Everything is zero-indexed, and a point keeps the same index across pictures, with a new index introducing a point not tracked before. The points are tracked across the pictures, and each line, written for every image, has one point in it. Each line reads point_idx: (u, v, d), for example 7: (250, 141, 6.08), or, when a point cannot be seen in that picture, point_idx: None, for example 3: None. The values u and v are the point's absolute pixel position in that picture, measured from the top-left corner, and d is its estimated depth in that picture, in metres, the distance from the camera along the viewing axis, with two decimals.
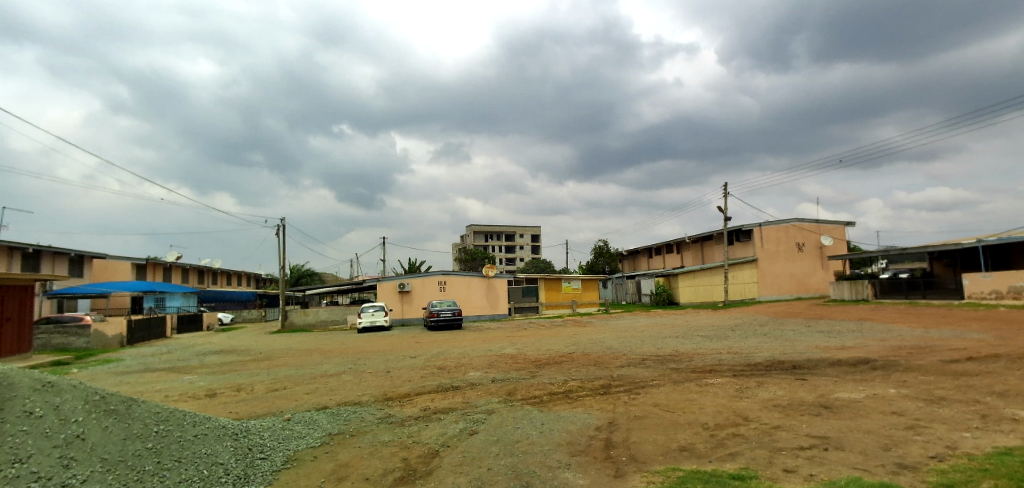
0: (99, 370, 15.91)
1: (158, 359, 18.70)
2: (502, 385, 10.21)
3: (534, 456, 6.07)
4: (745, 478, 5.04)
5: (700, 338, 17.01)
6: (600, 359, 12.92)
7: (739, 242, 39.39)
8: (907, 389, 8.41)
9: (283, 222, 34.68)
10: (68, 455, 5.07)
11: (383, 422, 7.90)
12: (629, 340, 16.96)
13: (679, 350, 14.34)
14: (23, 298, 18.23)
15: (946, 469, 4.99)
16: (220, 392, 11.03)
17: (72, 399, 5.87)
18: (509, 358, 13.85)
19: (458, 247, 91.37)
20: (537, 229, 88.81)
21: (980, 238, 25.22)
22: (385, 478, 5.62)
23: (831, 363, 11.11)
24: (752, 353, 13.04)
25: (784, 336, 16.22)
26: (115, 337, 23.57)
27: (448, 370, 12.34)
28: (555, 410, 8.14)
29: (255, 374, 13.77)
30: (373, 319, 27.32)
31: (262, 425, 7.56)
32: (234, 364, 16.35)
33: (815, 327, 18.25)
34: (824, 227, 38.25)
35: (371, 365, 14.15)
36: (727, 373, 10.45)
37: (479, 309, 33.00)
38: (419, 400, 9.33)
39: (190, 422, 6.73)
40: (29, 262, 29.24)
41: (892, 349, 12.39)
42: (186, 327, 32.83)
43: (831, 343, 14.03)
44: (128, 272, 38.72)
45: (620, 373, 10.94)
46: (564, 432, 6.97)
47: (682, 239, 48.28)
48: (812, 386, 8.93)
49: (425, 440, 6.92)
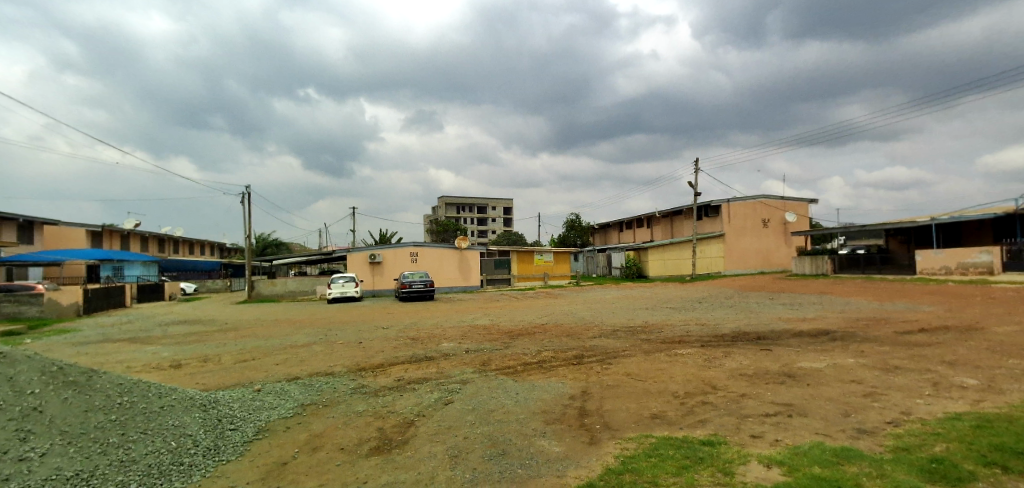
0: (55, 340, 15.36)
1: (119, 329, 18.18)
2: (476, 356, 10.26)
3: (510, 424, 6.14)
4: (714, 444, 5.21)
5: (669, 310, 17.49)
6: (572, 330, 13.14)
7: (707, 217, 40.25)
8: (865, 358, 8.79)
9: (247, 189, 33.59)
10: (25, 428, 4.84)
11: (357, 392, 7.85)
12: (602, 312, 17.27)
13: (649, 321, 14.68)
14: None
15: (901, 433, 5.26)
16: (187, 363, 10.80)
17: (26, 370, 5.58)
18: (483, 329, 13.91)
19: (429, 219, 90.41)
20: (510, 201, 88.30)
21: (933, 217, 26.24)
22: (360, 448, 5.61)
23: (793, 334, 11.54)
24: (719, 325, 13.36)
25: (748, 308, 16.76)
26: (71, 306, 22.57)
27: (421, 340, 12.31)
28: (529, 380, 8.22)
29: (222, 345, 13.49)
30: (343, 290, 26.91)
31: (230, 396, 7.39)
32: (200, 335, 16.01)
33: (778, 300, 18.94)
34: (788, 204, 39.28)
35: (342, 336, 14.00)
36: (696, 344, 10.73)
37: (451, 281, 32.96)
38: (393, 370, 9.29)
39: (156, 393, 6.52)
40: None
41: (848, 322, 12.88)
42: (146, 297, 31.90)
43: (793, 315, 14.58)
44: (83, 240, 37.18)
45: (591, 344, 11.12)
46: (539, 400, 7.05)
47: (653, 213, 48.95)
48: (775, 356, 9.26)
49: (400, 410, 6.92)
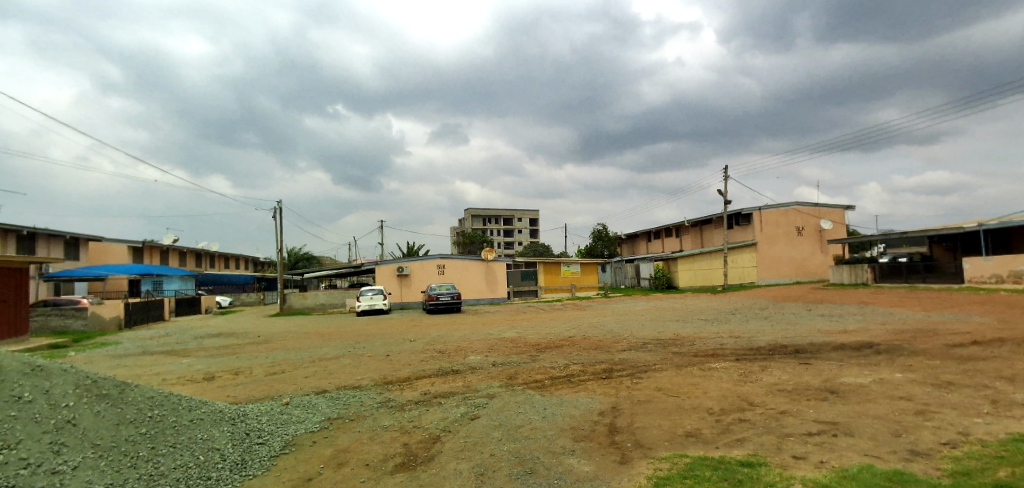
0: (96, 353, 15.84)
1: (156, 342, 18.68)
2: (503, 369, 10.09)
3: (538, 441, 5.96)
4: (753, 465, 4.93)
5: (700, 322, 17.01)
6: (601, 343, 12.86)
7: (739, 226, 39.34)
8: (914, 373, 8.30)
9: (279, 204, 34.39)
10: (59, 441, 4.91)
11: (383, 407, 7.78)
12: (631, 324, 16.91)
13: (680, 334, 14.28)
14: (19, 281, 18.35)
15: (959, 456, 4.89)
16: (219, 375, 10.96)
17: (62, 383, 5.68)
18: (509, 341, 13.76)
19: (456, 231, 90.89)
20: (536, 213, 88.15)
21: (981, 222, 25.03)
22: (385, 464, 5.51)
23: (834, 347, 11.03)
24: (754, 338, 12.87)
25: (784, 320, 16.18)
26: (112, 319, 23.36)
27: (448, 353, 12.22)
28: (557, 395, 8.02)
29: (253, 357, 13.68)
30: (372, 302, 27.12)
31: (259, 409, 7.41)
32: (233, 347, 16.29)
33: (816, 311, 18.24)
34: (823, 211, 38.10)
35: (369, 349, 14.03)
36: (730, 358, 10.35)
37: (478, 293, 32.92)
38: (419, 384, 9.21)
39: (185, 407, 6.57)
40: (24, 245, 29.18)
41: (893, 334, 12.25)
42: (184, 310, 32.83)
43: (832, 327, 13.98)
44: (125, 255, 38.56)
45: (621, 357, 10.84)
46: (567, 416, 6.86)
47: (682, 222, 48.14)
48: (816, 371, 8.83)
49: (425, 425, 6.81)
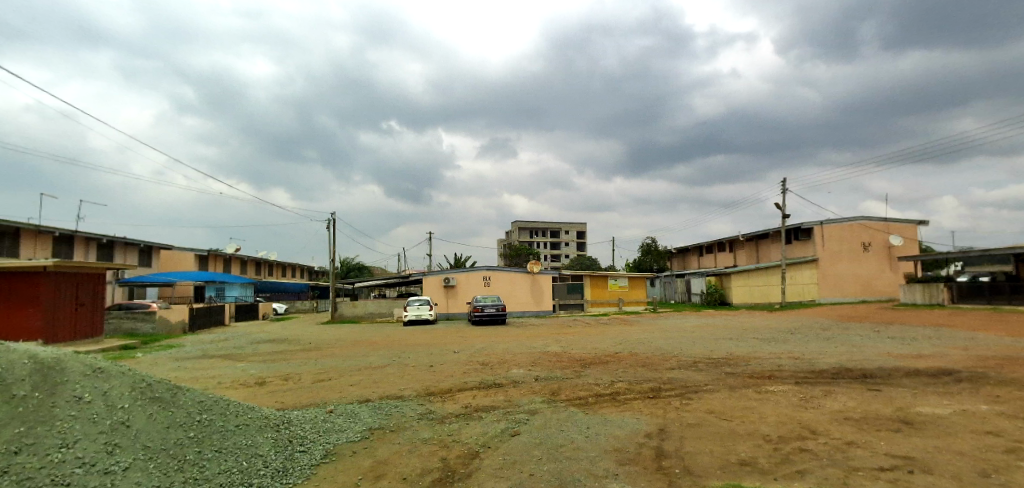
0: (160, 355, 16.68)
1: (216, 346, 19.51)
2: (545, 384, 9.86)
3: (580, 462, 5.71)
4: None
5: (756, 341, 16.18)
6: (649, 360, 12.40)
7: (798, 241, 37.52)
8: (1002, 405, 7.50)
9: (333, 215, 35.56)
10: (113, 442, 5.08)
11: (424, 418, 7.71)
12: (680, 341, 16.29)
13: (734, 353, 13.59)
14: (96, 285, 19.66)
15: None
16: (269, 380, 11.25)
17: (119, 385, 5.91)
18: (554, 355, 13.49)
19: (503, 243, 91.20)
20: (583, 225, 87.44)
21: None
22: (423, 479, 5.41)
23: (906, 372, 10.17)
24: (815, 360, 12.06)
25: (849, 341, 15.15)
26: (178, 323, 24.66)
27: (491, 366, 12.09)
28: (601, 414, 7.72)
29: (303, 364, 14.02)
30: (418, 312, 27.43)
31: (303, 416, 7.50)
32: (285, 353, 16.78)
33: (884, 333, 17.00)
34: (893, 226, 35.79)
35: (414, 359, 14.10)
36: (789, 380, 9.71)
37: (523, 305, 32.75)
38: (461, 396, 9.11)
39: (233, 412, 6.71)
40: (103, 252, 31.37)
41: (975, 360, 11.19)
42: (243, 316, 34.31)
43: (904, 350, 12.95)
44: (191, 263, 40.82)
45: (670, 376, 10.38)
46: (611, 437, 6.56)
47: (736, 237, 46.42)
48: (887, 398, 8.13)
49: (465, 439, 6.68)
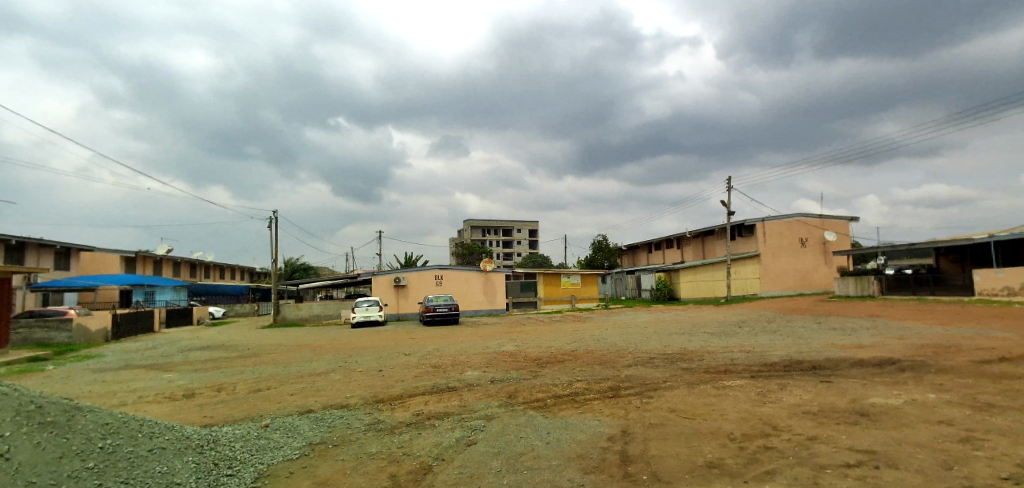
0: (76, 367, 15.12)
1: (142, 354, 17.95)
2: (502, 387, 9.43)
3: (542, 473, 5.29)
4: None
5: (707, 335, 16.36)
6: (605, 358, 12.18)
7: (742, 237, 38.84)
8: (948, 394, 7.65)
9: (275, 213, 33.78)
10: None
11: (371, 429, 7.10)
12: (634, 337, 16.26)
13: (688, 347, 13.61)
14: (2, 291, 17.68)
15: None
16: (199, 392, 10.26)
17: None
18: (508, 355, 13.07)
19: (455, 241, 90.15)
20: (536, 224, 87.72)
21: (992, 234, 24.48)
22: None
23: (854, 363, 10.37)
24: (766, 352, 12.20)
25: (795, 333, 15.52)
26: (99, 331, 22.62)
27: (444, 368, 11.54)
28: (561, 417, 7.35)
29: (239, 372, 12.96)
30: (367, 313, 26.40)
31: (233, 433, 6.73)
32: (220, 361, 15.54)
33: (826, 324, 17.62)
34: (828, 222, 37.58)
35: (361, 363, 13.32)
36: (745, 374, 9.70)
37: (476, 304, 32.24)
38: (412, 403, 8.52)
39: (147, 433, 5.89)
40: (13, 254, 28.50)
41: (914, 349, 11.58)
42: (175, 321, 32.06)
43: (848, 341, 13.33)
44: (117, 265, 37.80)
45: (628, 374, 10.16)
46: (572, 442, 6.20)
47: (683, 233, 47.63)
48: (840, 390, 8.18)
49: (416, 452, 6.13)
